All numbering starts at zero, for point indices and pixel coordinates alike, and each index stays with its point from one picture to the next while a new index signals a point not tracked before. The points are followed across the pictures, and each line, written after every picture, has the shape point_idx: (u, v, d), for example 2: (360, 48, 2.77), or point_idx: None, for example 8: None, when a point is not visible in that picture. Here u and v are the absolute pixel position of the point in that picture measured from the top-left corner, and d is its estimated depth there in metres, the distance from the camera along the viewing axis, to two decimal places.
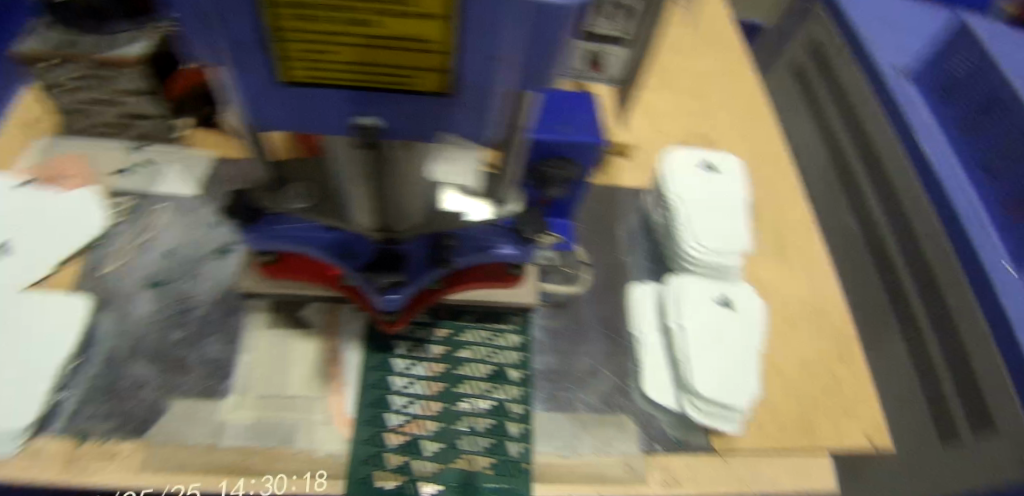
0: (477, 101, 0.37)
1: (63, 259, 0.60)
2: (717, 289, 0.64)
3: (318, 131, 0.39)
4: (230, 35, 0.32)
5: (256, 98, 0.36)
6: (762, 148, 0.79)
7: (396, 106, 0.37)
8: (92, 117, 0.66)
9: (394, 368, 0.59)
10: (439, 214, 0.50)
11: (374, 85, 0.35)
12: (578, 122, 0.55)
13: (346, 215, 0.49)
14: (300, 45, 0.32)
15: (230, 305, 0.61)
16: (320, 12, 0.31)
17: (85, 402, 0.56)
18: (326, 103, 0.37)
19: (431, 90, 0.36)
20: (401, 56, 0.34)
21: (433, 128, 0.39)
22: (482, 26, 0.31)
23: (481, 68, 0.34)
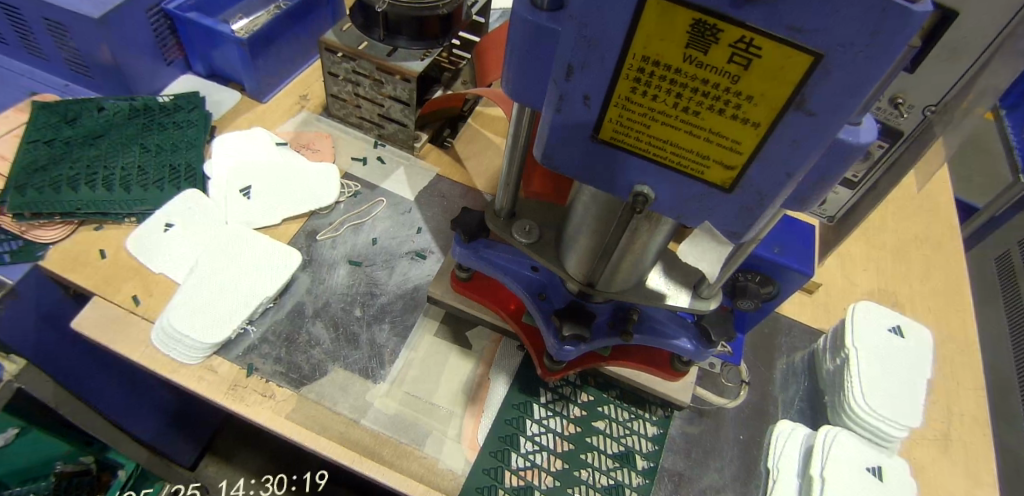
0: (751, 205, 0.38)
1: (289, 216, 0.69)
2: (871, 454, 0.60)
3: (585, 183, 0.41)
4: (572, 88, 0.36)
5: (555, 142, 0.39)
6: (956, 332, 0.75)
7: (676, 187, 0.38)
8: (353, 108, 0.76)
9: (533, 413, 0.61)
10: (641, 289, 0.52)
11: (666, 163, 0.37)
12: (791, 248, 0.56)
13: (560, 261, 0.52)
14: (624, 112, 0.36)
15: (408, 302, 0.66)
16: (657, 90, 0.34)
17: (265, 341, 0.62)
18: (611, 164, 0.39)
19: (714, 181, 0.37)
20: (707, 146, 0.35)
21: (697, 215, 0.40)
22: (797, 143, 0.33)
23: (774, 177, 0.36)
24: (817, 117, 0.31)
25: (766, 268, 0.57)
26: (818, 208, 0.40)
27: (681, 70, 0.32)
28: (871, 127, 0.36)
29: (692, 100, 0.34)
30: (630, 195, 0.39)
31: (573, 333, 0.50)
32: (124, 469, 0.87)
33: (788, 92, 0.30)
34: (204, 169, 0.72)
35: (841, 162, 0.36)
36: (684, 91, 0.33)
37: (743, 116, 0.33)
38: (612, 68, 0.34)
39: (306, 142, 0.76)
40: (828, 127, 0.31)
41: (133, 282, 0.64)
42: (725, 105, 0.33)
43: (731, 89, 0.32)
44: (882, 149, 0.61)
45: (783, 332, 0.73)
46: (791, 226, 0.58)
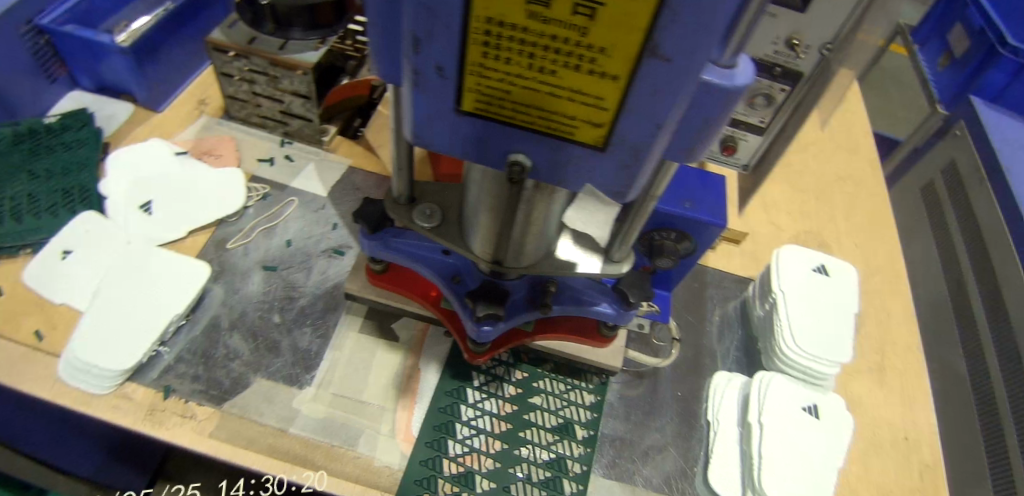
0: (628, 161, 0.35)
1: (195, 227, 0.66)
2: (805, 395, 0.62)
3: (463, 159, 0.39)
4: (423, 61, 0.33)
5: (422, 119, 0.37)
6: (881, 264, 0.77)
7: (551, 152, 0.36)
8: (253, 108, 0.73)
9: (467, 398, 0.60)
10: (552, 260, 0.50)
11: (535, 129, 0.35)
12: (702, 202, 0.55)
13: (465, 242, 0.50)
14: (481, 80, 0.33)
15: (329, 302, 0.64)
16: (509, 53, 0.31)
17: (182, 360, 0.59)
18: (481, 136, 0.36)
19: (587, 141, 0.35)
20: (571, 106, 0.33)
21: (580, 178, 0.38)
22: (659, 92, 0.31)
23: (643, 129, 0.33)
24: (674, 62, 0.29)
25: (682, 224, 0.55)
26: (706, 158, 0.39)
27: (528, 28, 0.30)
28: (746, 69, 0.35)
29: (546, 59, 0.31)
30: (506, 165, 0.37)
31: (488, 313, 0.49)
32: None
33: (639, 38, 0.28)
34: (100, 189, 0.68)
35: (717, 107, 0.35)
36: (537, 50, 0.31)
37: (601, 70, 0.31)
38: (459, 34, 0.31)
39: (208, 148, 0.72)
40: (687, 72, 0.29)
41: (32, 317, 0.60)
42: (580, 60, 0.31)
43: (583, 43, 0.30)
44: (784, 92, 0.58)
45: (714, 285, 0.73)
46: (701, 178, 0.57)
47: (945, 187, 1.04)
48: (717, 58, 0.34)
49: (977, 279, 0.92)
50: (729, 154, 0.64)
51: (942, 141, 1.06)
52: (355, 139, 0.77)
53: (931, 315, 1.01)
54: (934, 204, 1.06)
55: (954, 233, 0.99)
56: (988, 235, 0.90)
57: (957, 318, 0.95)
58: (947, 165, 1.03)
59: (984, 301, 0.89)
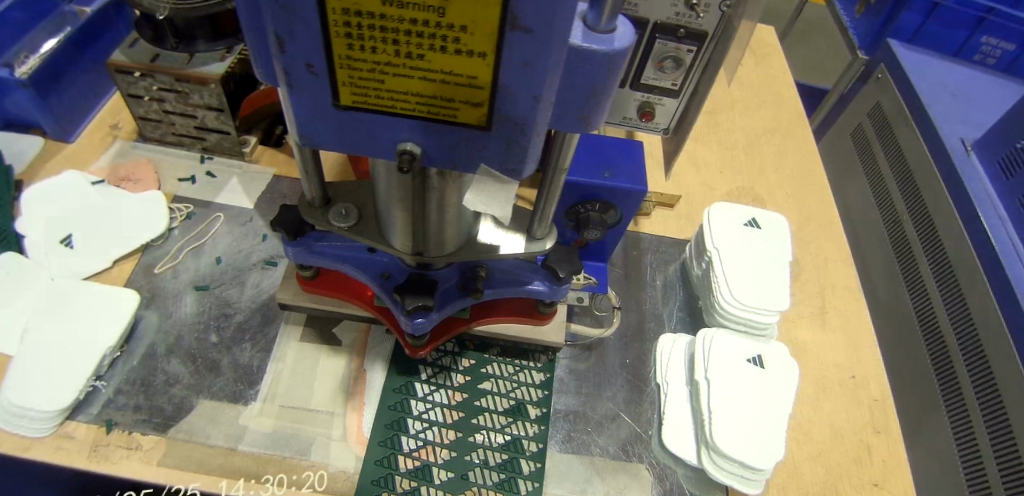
0: (515, 136, 0.34)
1: (121, 255, 0.64)
2: (749, 346, 0.64)
3: (355, 156, 0.37)
4: (290, 60, 0.31)
5: (303, 120, 0.35)
6: (815, 211, 0.79)
7: (439, 138, 0.35)
8: (166, 127, 0.71)
9: (416, 393, 0.60)
10: (475, 246, 0.50)
11: (417, 115, 0.33)
12: (621, 170, 0.56)
13: (385, 238, 0.49)
14: (352, 72, 0.31)
15: (268, 314, 0.63)
16: (374, 42, 0.30)
17: (122, 392, 0.58)
18: (366, 129, 0.35)
19: (470, 123, 0.33)
20: (447, 89, 0.32)
21: (473, 162, 0.36)
22: (529, 64, 0.29)
23: (522, 104, 0.32)
24: (537, 33, 0.28)
25: (604, 195, 0.56)
26: (602, 124, 0.39)
27: (386, 14, 0.28)
28: (627, 30, 0.35)
29: (411, 43, 0.30)
30: (397, 156, 0.35)
31: (417, 306, 0.49)
32: None
33: (496, 11, 0.27)
34: (15, 226, 0.65)
35: (601, 72, 0.34)
36: (400, 35, 0.29)
37: (467, 48, 0.29)
38: (319, 29, 0.29)
39: (126, 174, 0.70)
40: (551, 41, 0.28)
41: None
42: (445, 41, 0.29)
43: (443, 23, 0.28)
44: (691, 54, 0.58)
45: (653, 250, 0.74)
46: (618, 146, 0.57)
47: (873, 129, 1.08)
48: (594, 24, 0.34)
49: (911, 215, 0.96)
50: (647, 120, 0.65)
51: (867, 86, 1.10)
52: (279, 147, 0.76)
53: (874, 254, 1.05)
54: (865, 148, 1.10)
55: (888, 173, 1.03)
56: (919, 174, 0.95)
57: (898, 255, 0.99)
58: (874, 107, 1.08)
59: (921, 238, 0.94)
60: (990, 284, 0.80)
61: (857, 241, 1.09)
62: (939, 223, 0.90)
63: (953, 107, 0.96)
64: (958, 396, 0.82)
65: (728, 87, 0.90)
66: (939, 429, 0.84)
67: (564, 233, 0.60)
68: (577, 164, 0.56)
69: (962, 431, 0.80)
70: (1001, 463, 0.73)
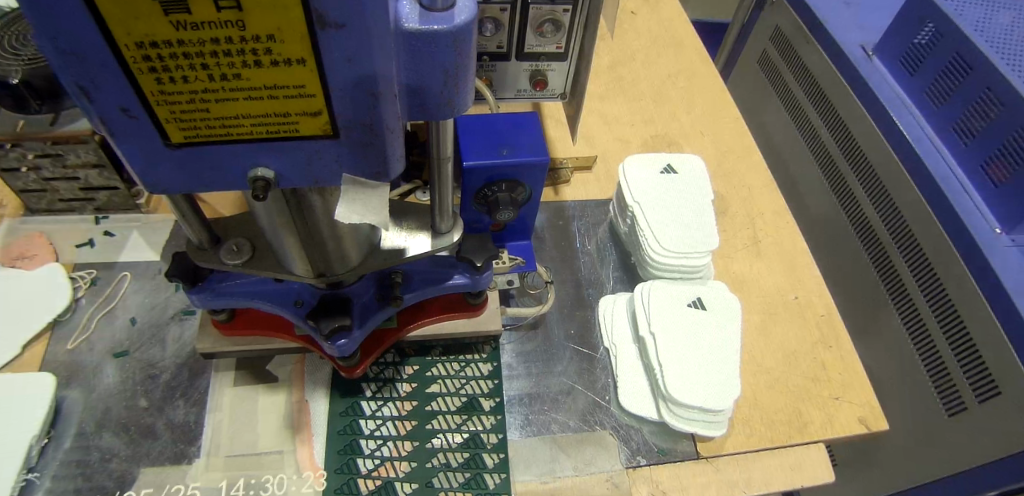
0: (366, 139, 0.32)
1: (29, 339, 0.61)
2: (687, 291, 0.64)
3: (213, 192, 0.35)
4: (102, 108, 0.29)
5: (142, 166, 0.33)
6: (730, 144, 0.80)
7: (289, 156, 0.33)
8: (51, 194, 0.67)
9: (364, 412, 0.58)
10: (378, 254, 0.49)
11: (258, 137, 0.32)
12: (518, 146, 0.54)
13: (285, 265, 0.47)
14: (173, 107, 0.29)
15: (197, 366, 0.61)
16: (183, 70, 0.28)
17: (58, 479, 0.55)
18: (210, 163, 0.33)
19: (316, 133, 0.32)
20: (280, 103, 0.30)
21: (335, 173, 0.34)
22: (354, 62, 0.28)
23: (361, 104, 0.30)
24: (348, 28, 0.26)
25: (507, 175, 0.54)
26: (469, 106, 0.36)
27: (183, 40, 0.26)
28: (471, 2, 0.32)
29: (222, 64, 0.28)
30: (250, 183, 0.34)
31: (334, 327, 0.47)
32: None
33: (297, 11, 0.25)
34: None
35: (448, 53, 0.32)
36: (207, 59, 0.27)
37: (284, 57, 0.28)
38: (119, 70, 0.27)
39: (17, 252, 0.66)
40: (366, 34, 0.26)
41: None
42: (257, 54, 0.27)
43: (247, 36, 0.26)
44: (568, 14, 0.57)
45: (578, 216, 0.73)
46: (511, 121, 0.56)
47: (778, 54, 1.09)
48: (430, 4, 0.30)
49: (830, 130, 0.98)
50: (541, 88, 0.64)
51: (765, 12, 1.11)
52: None
53: (800, 173, 1.06)
54: (775, 73, 1.11)
55: (801, 93, 1.04)
56: (828, 87, 0.97)
57: (823, 170, 1.00)
58: (775, 32, 1.09)
59: (841, 149, 0.95)
60: (914, 180, 0.82)
61: (783, 163, 1.11)
62: (855, 132, 0.92)
63: (848, 15, 0.98)
64: (905, 294, 0.83)
65: (624, 37, 0.90)
66: (889, 328, 0.86)
67: (479, 220, 0.59)
68: (472, 148, 0.54)
69: (913, 324, 0.82)
70: (955, 346, 0.75)
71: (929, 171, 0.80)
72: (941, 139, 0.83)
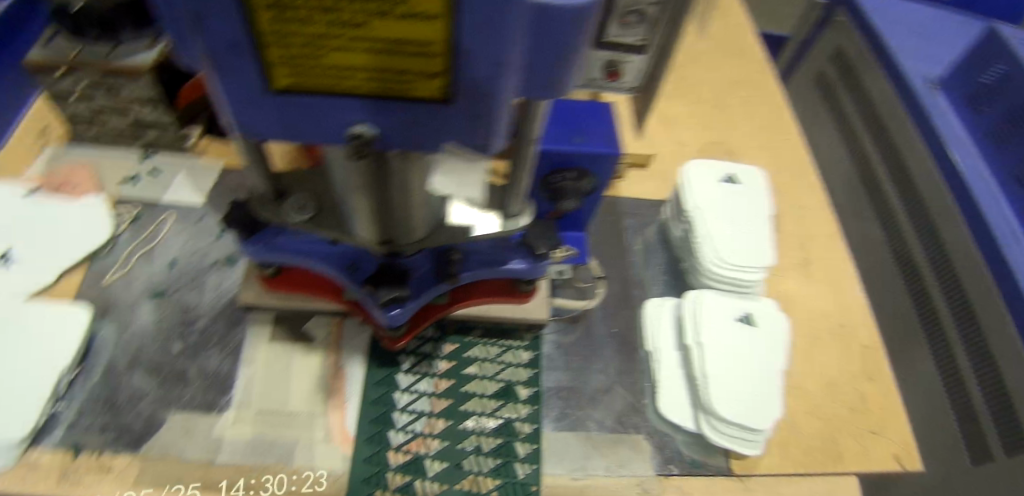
0: (477, 108, 0.31)
1: (66, 268, 0.60)
2: (738, 304, 0.62)
3: (304, 143, 0.34)
4: (214, 43, 0.27)
5: (241, 108, 0.32)
6: (787, 160, 0.79)
7: (392, 116, 0.32)
8: (102, 126, 0.67)
9: (399, 385, 0.57)
10: (443, 229, 0.47)
11: (366, 93, 0.31)
12: (594, 135, 0.52)
13: (350, 227, 0.45)
14: (287, 50, 0.28)
15: (234, 317, 0.60)
16: (309, 13, 0.26)
17: (84, 414, 0.54)
18: (311, 113, 0.32)
19: (427, 95, 0.31)
20: (398, 59, 0.29)
21: (434, 139, 0.34)
22: (486, 27, 0.26)
23: (481, 72, 0.29)
24: None
25: (580, 162, 0.52)
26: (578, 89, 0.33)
27: None
28: None
29: (349, 12, 0.26)
30: (347, 139, 0.33)
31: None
32: None
33: None
34: None
35: (576, 31, 0.29)
36: (335, 4, 0.26)
37: (416, 12, 0.26)
38: (243, 5, 0.25)
39: (64, 179, 0.66)
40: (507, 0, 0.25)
41: None
42: (388, 5, 0.26)
43: None
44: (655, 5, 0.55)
45: (630, 214, 0.72)
46: (587, 108, 0.54)
47: (838, 76, 1.07)
48: None
49: (883, 161, 0.96)
50: (615, 79, 0.62)
51: (827, 35, 1.10)
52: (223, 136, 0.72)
53: (845, 201, 1.05)
54: (832, 97, 1.09)
55: (858, 120, 1.02)
56: (886, 118, 0.95)
57: (870, 202, 0.99)
58: (837, 55, 1.07)
59: (893, 182, 0.94)
60: (966, 224, 0.79)
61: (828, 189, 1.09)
62: (910, 165, 0.90)
63: (914, 48, 0.96)
64: (943, 338, 0.81)
65: (690, 40, 0.88)
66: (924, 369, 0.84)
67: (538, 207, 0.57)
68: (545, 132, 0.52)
69: (948, 370, 0.80)
70: (988, 398, 0.73)
71: (983, 216, 0.77)
72: (1001, 185, 0.81)
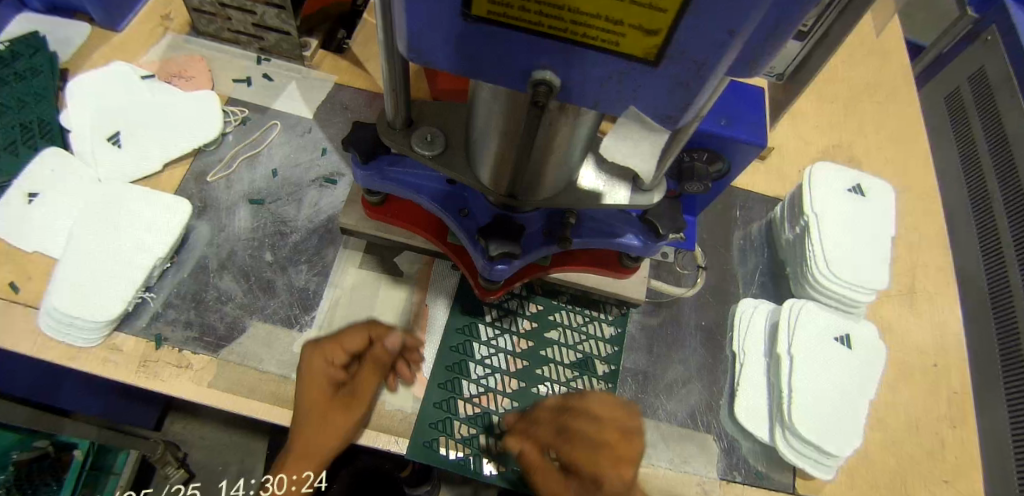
0: (686, 77, 0.26)
1: (172, 159, 0.61)
2: (838, 324, 0.59)
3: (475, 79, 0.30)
4: None
5: (418, 29, 0.27)
6: (914, 181, 0.74)
7: (587, 68, 0.27)
8: (222, 21, 0.65)
9: (479, 336, 0.56)
10: (574, 192, 0.42)
11: (567, 37, 0.25)
12: (736, 117, 0.47)
13: (476, 171, 0.42)
14: None
15: (329, 236, 0.59)
16: None
17: (171, 306, 0.55)
18: (495, 48, 0.27)
19: (635, 52, 0.25)
20: (619, 4, 0.23)
21: (621, 104, 0.28)
22: None
23: (713, 36, 0.23)
24: None
25: (713, 143, 0.47)
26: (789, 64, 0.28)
27: None
28: None
29: None
30: (529, 84, 0.28)
31: (503, 251, 0.43)
32: (78, 448, 0.81)
33: None
34: (60, 120, 0.62)
35: None
36: None
37: None
38: None
39: (178, 70, 0.66)
40: None
41: (4, 269, 0.55)
42: None
43: None
44: None
45: (741, 207, 0.70)
46: (736, 85, 0.48)
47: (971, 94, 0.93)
48: None
49: None
50: None
51: None
52: (340, 52, 0.70)
53: None
54: (959, 116, 0.95)
55: (982, 147, 0.89)
56: None
57: None
58: (976, 71, 0.92)
59: None
60: None
61: None
62: None
63: None
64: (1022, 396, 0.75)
65: None
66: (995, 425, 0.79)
67: None
68: None
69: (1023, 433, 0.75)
70: None
71: None
72: None
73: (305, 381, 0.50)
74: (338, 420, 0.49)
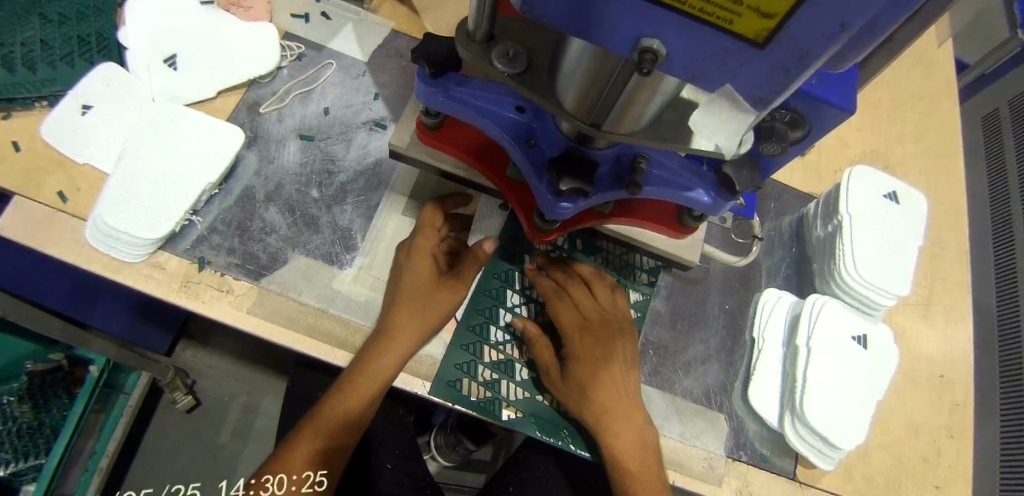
0: (787, 63, 0.26)
1: (226, 88, 0.62)
2: (857, 323, 0.60)
3: (573, 36, 0.29)
4: None
5: None
6: (945, 194, 0.75)
7: (695, 41, 0.26)
8: None
9: (512, 285, 0.59)
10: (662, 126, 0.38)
11: (683, 10, 0.25)
12: (827, 75, 0.41)
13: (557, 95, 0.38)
14: None
15: (375, 180, 0.60)
16: None
17: (215, 231, 0.56)
18: (605, 9, 0.26)
19: (744, 33, 0.25)
20: None
21: (714, 79, 0.29)
22: None
23: (823, 30, 0.24)
24: None
25: (799, 103, 0.41)
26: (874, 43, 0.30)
27: None
28: None
29: None
30: (632, 50, 0.28)
31: (573, 187, 0.42)
32: (94, 364, 0.82)
33: None
34: (118, 37, 0.62)
35: None
36: None
37: None
38: None
39: None
40: None
41: (55, 177, 0.56)
42: None
43: None
44: None
45: (775, 200, 0.71)
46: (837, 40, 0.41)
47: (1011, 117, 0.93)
48: None
49: None
50: None
51: None
52: None
53: None
54: (995, 138, 0.95)
55: (1013, 171, 0.90)
56: None
57: None
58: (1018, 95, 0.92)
59: None
60: None
61: None
62: None
63: None
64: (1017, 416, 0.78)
65: None
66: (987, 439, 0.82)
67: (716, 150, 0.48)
68: None
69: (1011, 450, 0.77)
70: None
71: None
72: None
73: (418, 259, 0.55)
74: (444, 296, 0.54)
